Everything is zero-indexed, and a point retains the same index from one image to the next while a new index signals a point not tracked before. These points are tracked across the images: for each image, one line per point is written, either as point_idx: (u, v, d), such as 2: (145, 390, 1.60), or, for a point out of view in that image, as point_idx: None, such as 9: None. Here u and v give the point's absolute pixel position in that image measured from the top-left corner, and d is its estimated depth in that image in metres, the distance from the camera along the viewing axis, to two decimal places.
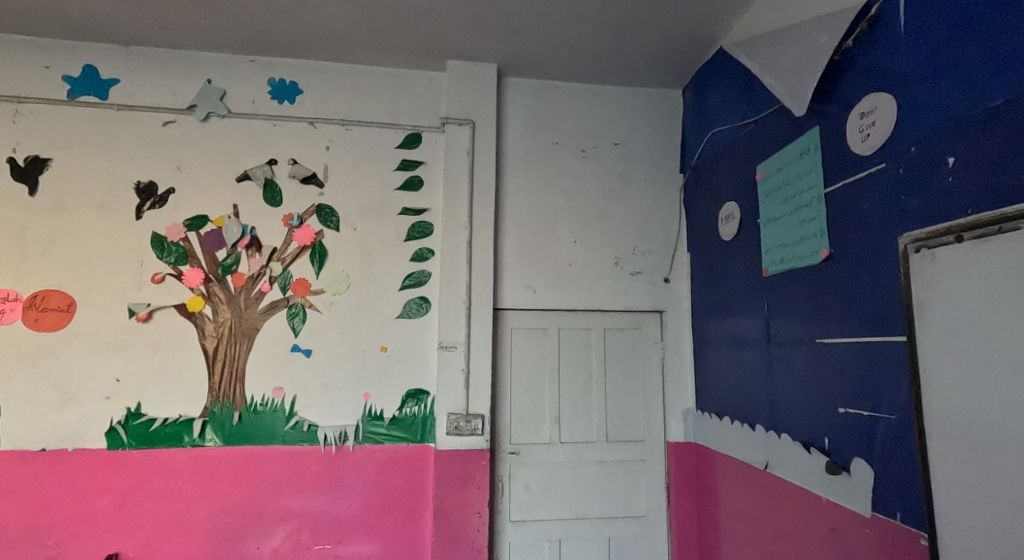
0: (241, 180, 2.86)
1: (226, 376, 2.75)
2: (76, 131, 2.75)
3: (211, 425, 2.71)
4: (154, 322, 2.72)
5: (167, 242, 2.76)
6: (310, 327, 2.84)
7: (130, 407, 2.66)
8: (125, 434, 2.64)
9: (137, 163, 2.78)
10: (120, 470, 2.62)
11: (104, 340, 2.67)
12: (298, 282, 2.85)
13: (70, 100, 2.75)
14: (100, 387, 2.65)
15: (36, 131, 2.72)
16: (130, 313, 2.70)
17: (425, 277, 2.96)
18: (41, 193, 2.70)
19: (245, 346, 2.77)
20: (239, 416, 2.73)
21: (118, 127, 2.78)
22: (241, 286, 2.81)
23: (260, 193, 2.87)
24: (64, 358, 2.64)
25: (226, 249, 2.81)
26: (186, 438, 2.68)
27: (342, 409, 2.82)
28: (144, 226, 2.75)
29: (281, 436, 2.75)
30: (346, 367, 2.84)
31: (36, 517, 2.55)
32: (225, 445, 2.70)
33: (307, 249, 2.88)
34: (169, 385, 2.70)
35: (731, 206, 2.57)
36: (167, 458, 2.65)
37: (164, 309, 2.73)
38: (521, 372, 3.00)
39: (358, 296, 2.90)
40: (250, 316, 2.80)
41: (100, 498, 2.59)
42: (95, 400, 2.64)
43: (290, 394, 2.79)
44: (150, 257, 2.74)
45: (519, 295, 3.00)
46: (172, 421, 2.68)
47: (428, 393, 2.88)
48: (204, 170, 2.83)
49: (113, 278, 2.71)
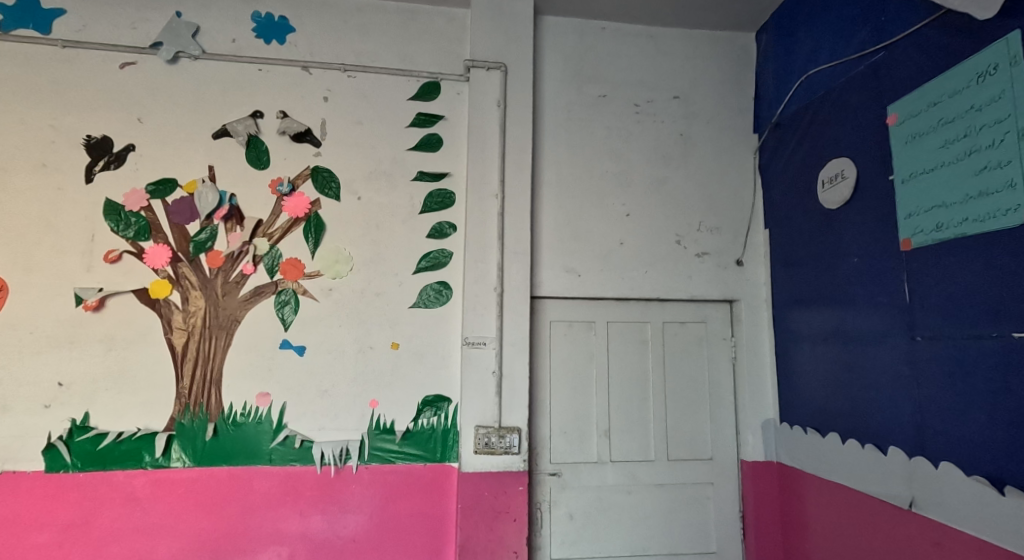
0: (219, 136, 2.31)
1: (198, 379, 2.20)
2: (12, 73, 2.21)
3: (179, 441, 2.16)
4: (107, 311, 2.17)
5: (125, 212, 2.21)
6: (303, 319, 2.30)
7: (76, 418, 2.12)
8: (68, 453, 2.10)
9: (87, 113, 2.23)
10: (62, 499, 2.08)
11: (44, 334, 2.13)
12: (289, 263, 2.31)
13: (3, 34, 2.21)
14: (38, 393, 2.11)
15: None
16: (77, 300, 2.15)
17: (446, 256, 2.40)
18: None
19: (222, 342, 2.23)
20: (214, 430, 2.18)
21: (63, 69, 2.24)
22: (218, 268, 2.26)
23: (243, 152, 2.32)
24: None
25: (199, 221, 2.26)
26: (146, 458, 2.13)
27: (345, 421, 2.28)
28: (95, 192, 2.21)
29: (267, 455, 2.21)
30: (348, 369, 2.30)
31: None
32: (196, 467, 2.16)
33: (300, 222, 2.34)
34: (126, 390, 2.15)
35: (840, 163, 2.00)
36: (123, 483, 2.11)
37: (120, 295, 2.18)
38: (563, 374, 2.45)
39: (363, 280, 2.35)
40: (228, 305, 2.25)
41: (36, 534, 2.05)
42: (32, 410, 2.10)
43: (278, 401, 2.25)
44: (103, 230, 2.20)
45: (561, 280, 2.45)
46: (128, 437, 2.13)
47: (450, 400, 2.33)
48: (172, 122, 2.28)
49: (56, 256, 2.16)
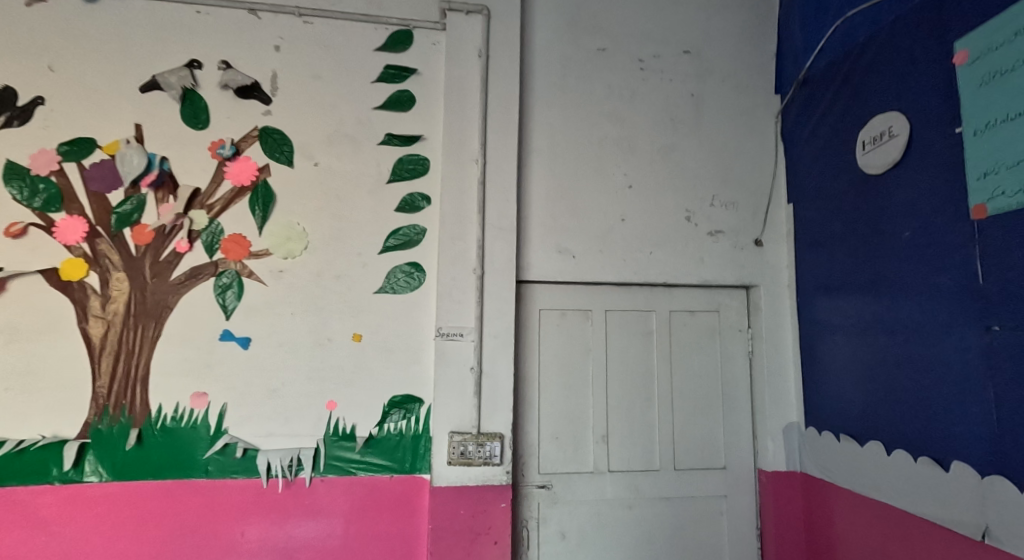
0: (148, 89, 1.95)
1: (119, 377, 1.85)
2: None
3: (95, 451, 1.81)
4: (8, 295, 1.82)
5: (31, 177, 1.86)
6: (248, 306, 1.95)
7: None
8: None
9: None
10: None
11: None
12: (232, 240, 1.96)
13: None
14: None
15: None
16: None
17: (418, 233, 2.05)
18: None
19: (149, 333, 1.88)
20: (138, 438, 1.84)
21: None
22: (146, 246, 1.91)
23: (177, 109, 1.96)
24: None
25: (122, 189, 1.91)
26: (54, 471, 1.79)
27: (297, 427, 1.94)
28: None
29: (202, 467, 1.86)
30: (302, 365, 1.96)
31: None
32: (115, 481, 1.81)
33: (245, 192, 1.99)
34: (31, 390, 1.80)
35: (891, 118, 1.65)
36: (25, 501, 1.77)
37: (25, 277, 1.83)
38: (555, 371, 2.12)
39: (320, 261, 2.00)
40: (158, 289, 1.91)
41: None
42: None
43: (217, 402, 1.90)
44: (4, 198, 1.84)
45: (552, 262, 2.11)
46: (32, 445, 1.78)
47: (421, 401, 1.99)
48: (91, 72, 1.92)
49: None
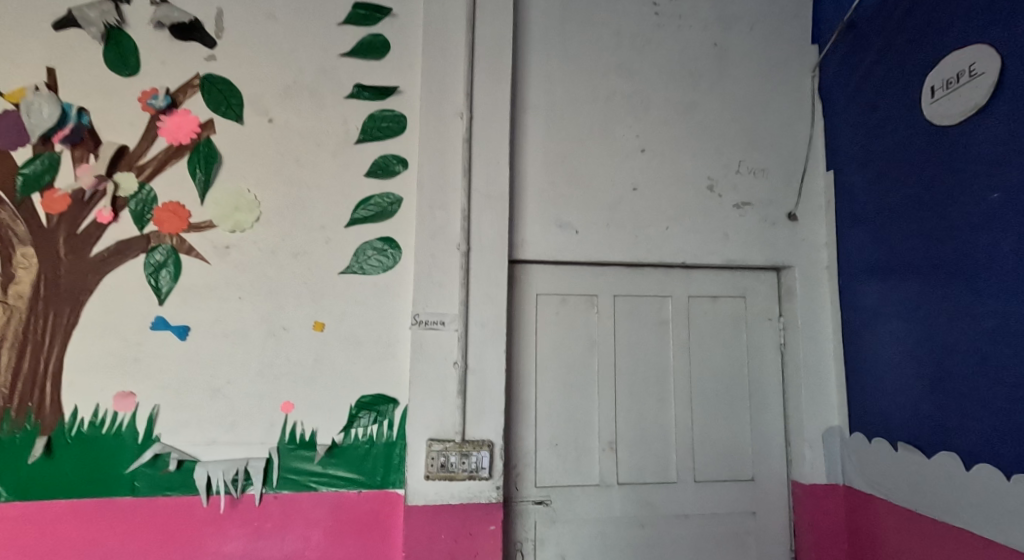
0: (63, 26, 1.62)
1: (25, 373, 1.53)
2: None
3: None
4: None
5: None
6: (185, 288, 1.62)
7: None
8: None
9: None
10: None
11: None
12: (167, 209, 1.63)
13: None
14: None
15: None
16: None
17: (392, 204, 1.72)
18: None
19: (63, 321, 1.56)
20: (46, 448, 1.52)
21: None
22: (59, 215, 1.59)
23: (99, 50, 1.63)
24: None
25: (30, 146, 1.58)
26: None
27: (246, 433, 1.61)
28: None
29: (126, 482, 1.54)
30: (252, 359, 1.63)
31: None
32: (17, 500, 1.50)
33: (183, 152, 1.65)
34: None
35: (975, 54, 1.36)
36: None
37: None
38: (554, 367, 1.80)
39: (273, 235, 1.67)
40: (74, 268, 1.58)
41: None
42: None
43: (147, 404, 1.58)
44: None
45: (551, 238, 1.78)
46: None
47: (395, 403, 1.67)
48: None
49: None
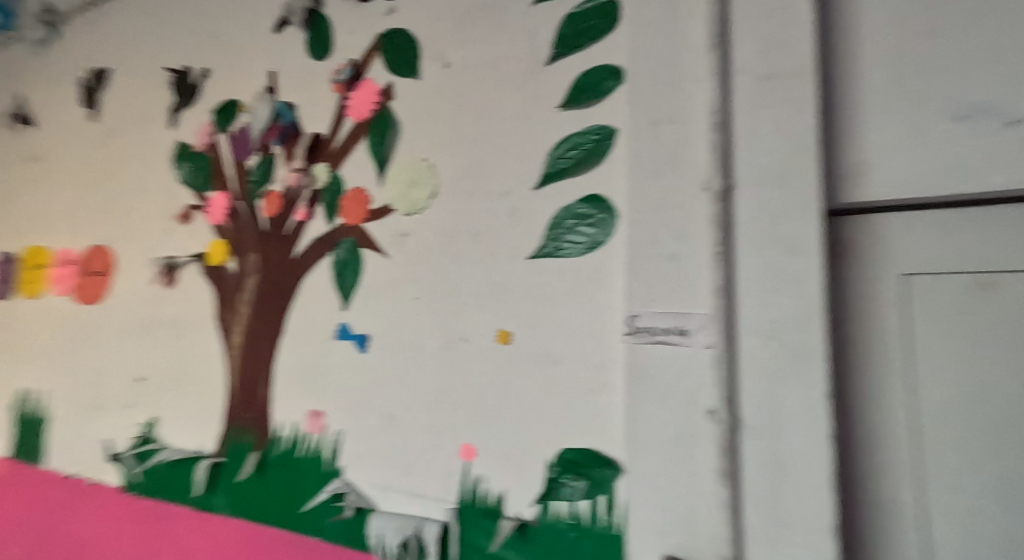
0: (279, 29, 1.59)
1: (243, 382, 1.50)
2: (134, 27, 1.98)
3: (225, 471, 1.49)
4: (179, 286, 1.68)
5: (196, 156, 1.73)
6: (366, 289, 1.32)
7: (147, 423, 1.68)
8: (140, 471, 1.67)
9: (176, 47, 1.84)
10: (131, 529, 1.65)
11: (135, 316, 1.76)
12: (352, 197, 1.37)
13: None
14: (125, 388, 1.75)
15: (105, 40, 2.06)
16: (158, 272, 1.74)
17: (598, 142, 1.09)
18: (92, 124, 2.03)
19: (272, 328, 1.47)
20: (259, 465, 1.43)
21: (164, 6, 1.91)
22: (273, 218, 1.52)
23: (304, 42, 1.54)
24: (103, 342, 1.83)
25: (257, 155, 1.59)
26: (193, 494, 1.55)
27: (422, 483, 1.19)
28: (175, 139, 1.80)
29: (310, 520, 1.32)
30: (426, 382, 1.21)
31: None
32: (234, 515, 1.46)
33: (366, 129, 1.38)
34: (182, 390, 1.62)
35: None
36: (174, 524, 1.57)
37: (190, 264, 1.67)
38: (966, 420, 0.88)
39: (450, 213, 1.23)
40: (283, 273, 1.47)
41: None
42: (120, 410, 1.75)
43: (333, 426, 1.34)
44: (179, 186, 1.75)
45: (928, 159, 0.89)
46: (184, 457, 1.58)
47: (612, 468, 1.01)
48: (240, 32, 1.69)
49: (146, 222, 1.80)
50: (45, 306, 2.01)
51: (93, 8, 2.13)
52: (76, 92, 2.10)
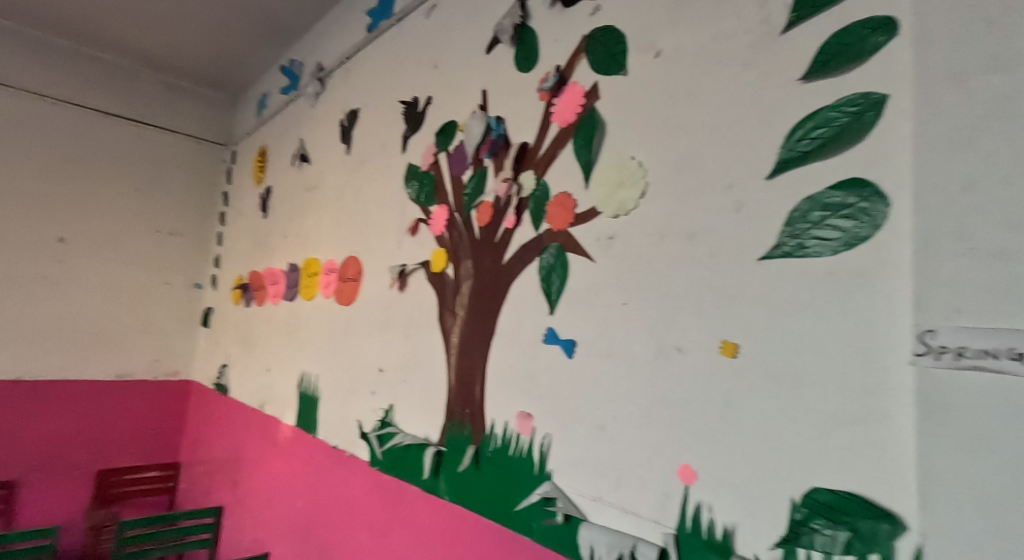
0: (491, 48, 1.68)
1: (460, 382, 1.58)
2: (376, 67, 2.26)
3: (447, 459, 1.59)
4: (409, 291, 1.85)
5: (420, 174, 1.89)
6: (573, 293, 1.31)
7: (387, 410, 1.87)
8: (380, 450, 1.86)
9: (408, 79, 2.04)
10: (376, 500, 1.85)
11: (376, 316, 1.98)
12: (557, 202, 1.37)
13: (372, 33, 2.31)
14: (369, 378, 1.97)
15: (356, 82, 2.38)
16: (392, 279, 1.93)
17: (857, 113, 0.92)
18: (347, 154, 2.35)
19: (485, 332, 1.53)
20: (476, 459, 1.49)
21: (399, 45, 2.13)
22: (485, 227, 1.58)
23: (512, 56, 1.59)
24: (353, 338, 2.09)
25: (470, 168, 1.68)
26: (422, 476, 1.68)
27: (636, 500, 1.13)
28: (405, 161, 1.98)
29: (524, 519, 1.34)
30: (637, 392, 1.15)
31: (324, 522, 2.11)
32: (455, 503, 1.55)
33: (571, 133, 1.37)
34: (413, 383, 1.77)
35: None
36: (407, 501, 1.71)
37: (417, 271, 1.82)
38: None
39: (664, 212, 1.15)
40: (494, 278, 1.52)
41: (361, 532, 1.89)
42: (366, 397, 1.98)
43: (542, 429, 1.34)
44: (408, 201, 1.93)
45: None
46: (414, 443, 1.72)
47: (886, 524, 0.83)
48: (459, 56, 1.82)
49: (384, 234, 2.02)
50: (317, 306, 2.36)
51: (348, 61, 2.46)
52: (337, 133, 2.45)
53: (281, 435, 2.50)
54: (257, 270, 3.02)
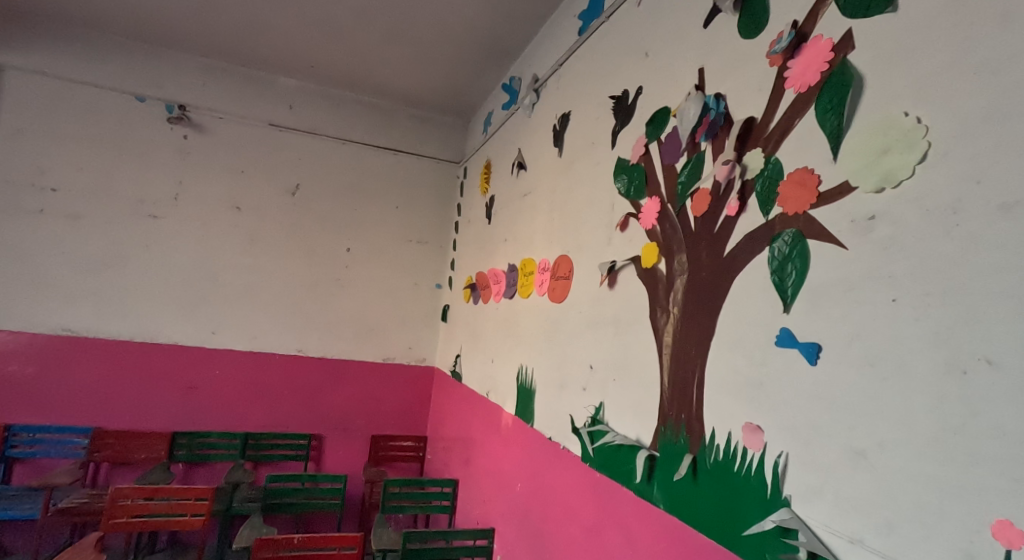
0: (708, 22, 1.50)
1: (675, 387, 1.43)
2: (587, 65, 2.19)
3: (662, 466, 1.45)
4: (618, 288, 1.74)
5: (630, 166, 1.77)
6: (815, 287, 1.08)
7: (598, 407, 1.78)
8: (591, 446, 1.78)
9: (619, 69, 1.94)
10: (589, 495, 1.77)
11: (586, 312, 1.91)
12: (793, 180, 1.15)
13: (583, 36, 2.26)
14: (580, 374, 1.91)
15: (568, 85, 2.34)
16: (601, 276, 1.84)
17: None
18: (559, 157, 2.32)
19: (703, 332, 1.36)
20: (694, 471, 1.33)
21: (610, 40, 2.04)
22: (703, 216, 1.41)
23: (735, 25, 1.40)
24: (565, 335, 2.05)
25: (685, 154, 1.52)
26: (633, 479, 1.55)
27: (915, 552, 0.88)
28: (615, 155, 1.88)
29: (755, 549, 1.15)
30: (913, 413, 0.91)
31: (539, 509, 2.10)
32: (671, 515, 1.40)
33: (811, 98, 1.14)
34: (624, 383, 1.66)
35: None
36: (620, 503, 1.60)
37: (627, 267, 1.71)
38: None
39: (954, 180, 0.89)
40: (715, 271, 1.34)
41: (573, 525, 1.84)
42: (577, 392, 1.92)
43: (776, 447, 1.14)
44: (618, 196, 1.82)
45: None
46: (625, 444, 1.60)
47: None
48: (672, 36, 1.66)
49: (594, 229, 1.94)
50: (532, 304, 2.37)
51: (561, 69, 2.43)
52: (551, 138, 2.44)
53: (503, 423, 2.57)
54: (483, 270, 3.16)
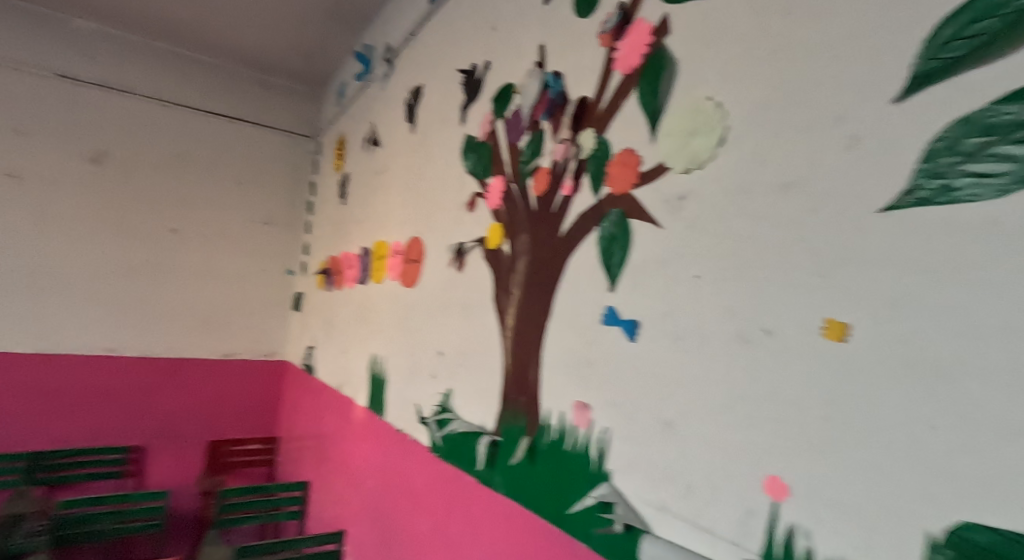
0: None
1: (515, 369, 1.42)
2: (437, 40, 2.12)
3: (502, 450, 1.44)
4: (466, 270, 1.70)
5: (478, 145, 1.74)
6: (636, 266, 1.11)
7: (445, 394, 1.74)
8: (438, 435, 1.74)
9: (467, 46, 1.89)
10: (436, 487, 1.73)
11: (435, 296, 1.86)
12: (620, 160, 1.17)
13: (434, 8, 2.18)
14: (429, 361, 1.86)
15: (418, 59, 2.25)
16: (451, 259, 1.79)
17: None
18: (411, 135, 2.24)
19: (540, 313, 1.36)
20: (530, 452, 1.33)
21: (458, 15, 1.98)
22: (541, 196, 1.41)
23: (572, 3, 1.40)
24: (415, 320, 1.98)
25: (526, 134, 1.51)
26: (477, 467, 1.54)
27: (710, 514, 0.93)
28: (463, 133, 1.84)
29: (578, 525, 1.17)
30: (713, 382, 0.95)
31: (390, 506, 2.03)
32: (508, 498, 1.39)
33: (636, 80, 1.17)
34: (470, 367, 1.63)
35: None
36: (465, 491, 1.58)
37: (473, 248, 1.67)
38: None
39: (749, 159, 0.94)
40: (551, 251, 1.35)
41: (422, 519, 1.79)
42: (426, 380, 1.86)
43: (601, 423, 1.16)
44: (466, 175, 1.78)
45: None
46: (470, 431, 1.58)
47: None
48: (516, 12, 1.64)
49: (443, 211, 1.89)
50: (385, 290, 2.28)
51: (412, 41, 2.34)
52: (403, 114, 2.35)
53: (354, 415, 2.46)
54: (336, 255, 2.99)
